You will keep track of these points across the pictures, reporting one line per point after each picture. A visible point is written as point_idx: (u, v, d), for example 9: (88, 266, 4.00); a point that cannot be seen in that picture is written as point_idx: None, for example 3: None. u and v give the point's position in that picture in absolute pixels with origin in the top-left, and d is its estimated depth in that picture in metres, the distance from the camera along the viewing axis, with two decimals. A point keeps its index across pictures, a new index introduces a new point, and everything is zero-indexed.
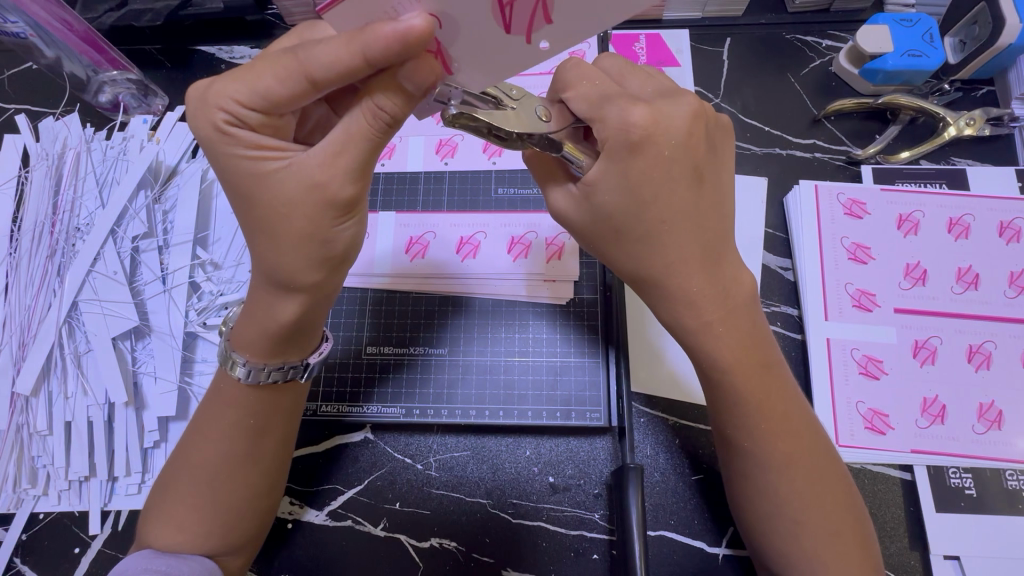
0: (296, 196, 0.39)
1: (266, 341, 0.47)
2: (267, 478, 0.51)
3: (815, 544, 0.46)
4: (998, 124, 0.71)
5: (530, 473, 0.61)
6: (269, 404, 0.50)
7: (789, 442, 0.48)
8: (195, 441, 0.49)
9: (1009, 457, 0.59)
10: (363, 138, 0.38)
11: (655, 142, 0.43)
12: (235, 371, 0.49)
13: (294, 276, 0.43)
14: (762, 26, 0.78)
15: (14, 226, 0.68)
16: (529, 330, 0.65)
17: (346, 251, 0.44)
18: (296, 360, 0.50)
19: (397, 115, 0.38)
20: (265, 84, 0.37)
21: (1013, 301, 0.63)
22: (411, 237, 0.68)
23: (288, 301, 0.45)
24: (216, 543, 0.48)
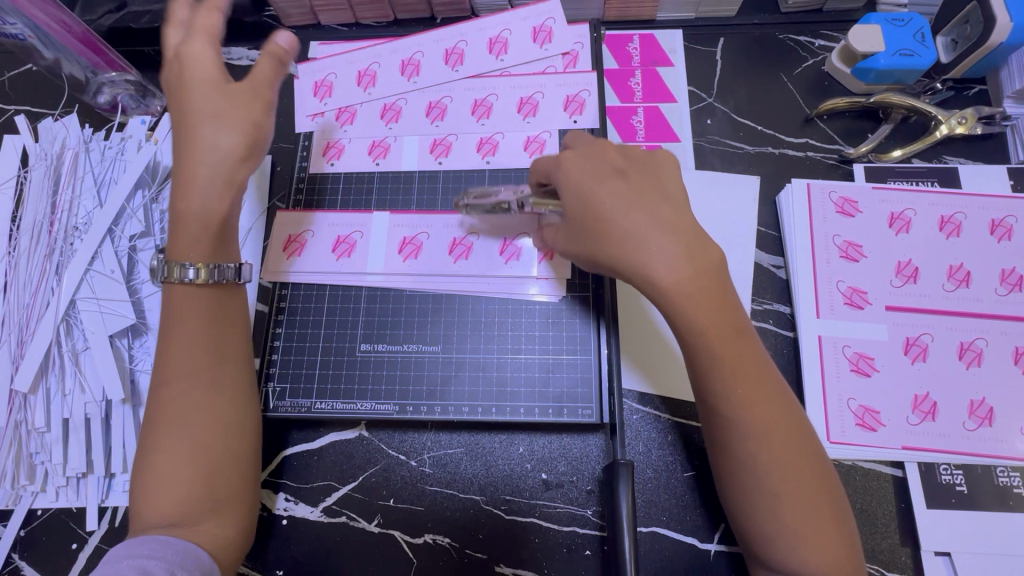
0: (239, 91, 0.53)
1: (200, 237, 0.52)
2: (233, 416, 0.52)
3: (790, 525, 0.45)
4: (990, 122, 0.71)
5: (523, 469, 0.62)
6: (221, 311, 0.54)
7: (753, 416, 0.45)
8: (162, 381, 0.50)
9: (1000, 454, 0.59)
10: (269, 67, 0.54)
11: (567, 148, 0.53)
12: (181, 275, 0.52)
13: (223, 151, 0.52)
14: (755, 26, 0.78)
15: (13, 225, 0.69)
16: (522, 327, 0.65)
17: (261, 147, 0.54)
18: (228, 265, 0.54)
19: (289, 50, 0.55)
20: (213, 25, 0.54)
21: (1005, 299, 0.64)
22: (405, 237, 0.68)
23: (217, 195, 0.52)
24: (190, 502, 0.48)
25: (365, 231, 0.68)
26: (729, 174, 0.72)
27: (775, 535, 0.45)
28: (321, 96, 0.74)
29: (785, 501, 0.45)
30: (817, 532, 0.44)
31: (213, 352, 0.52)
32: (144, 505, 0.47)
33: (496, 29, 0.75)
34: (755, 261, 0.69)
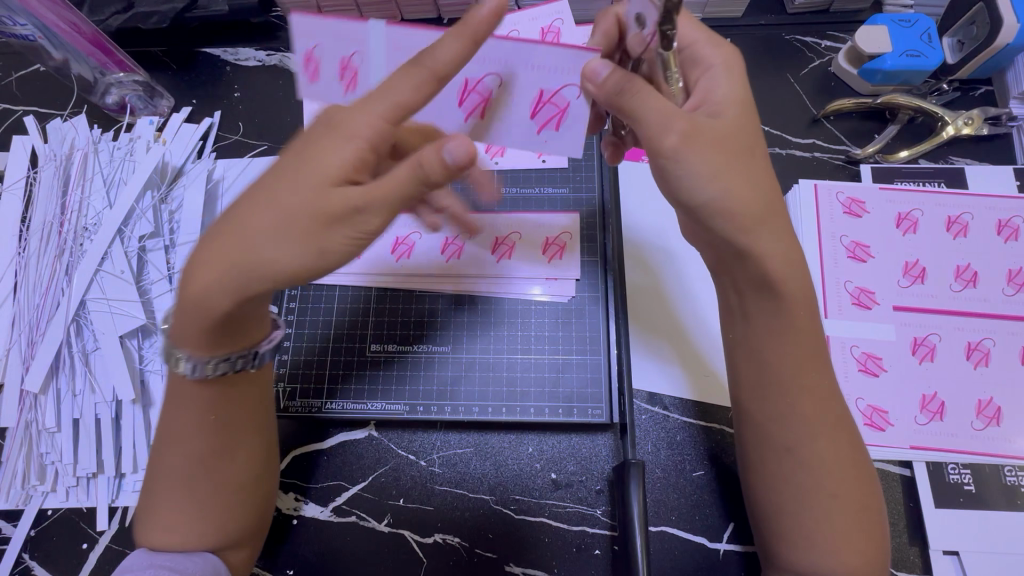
0: (302, 199, 0.39)
1: (203, 334, 0.42)
2: (250, 470, 0.51)
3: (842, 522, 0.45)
4: (996, 123, 0.71)
5: (533, 469, 0.62)
6: (226, 397, 0.48)
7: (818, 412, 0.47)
8: (168, 444, 0.48)
9: (1007, 453, 0.60)
10: (397, 184, 0.40)
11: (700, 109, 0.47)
12: (179, 367, 0.45)
13: (266, 273, 0.39)
14: (761, 27, 0.79)
15: (22, 226, 0.69)
16: (531, 328, 0.66)
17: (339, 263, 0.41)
18: (241, 350, 0.46)
19: (436, 174, 0.40)
20: (392, 74, 0.42)
21: (1012, 299, 0.64)
22: (398, 237, 0.69)
23: (219, 293, 0.39)
24: (210, 541, 0.49)
25: (422, 233, 0.69)
26: None
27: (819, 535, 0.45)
28: None
29: (839, 500, 0.46)
30: (861, 533, 0.45)
31: (218, 422, 0.48)
32: (149, 535, 0.49)
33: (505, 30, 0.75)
34: None
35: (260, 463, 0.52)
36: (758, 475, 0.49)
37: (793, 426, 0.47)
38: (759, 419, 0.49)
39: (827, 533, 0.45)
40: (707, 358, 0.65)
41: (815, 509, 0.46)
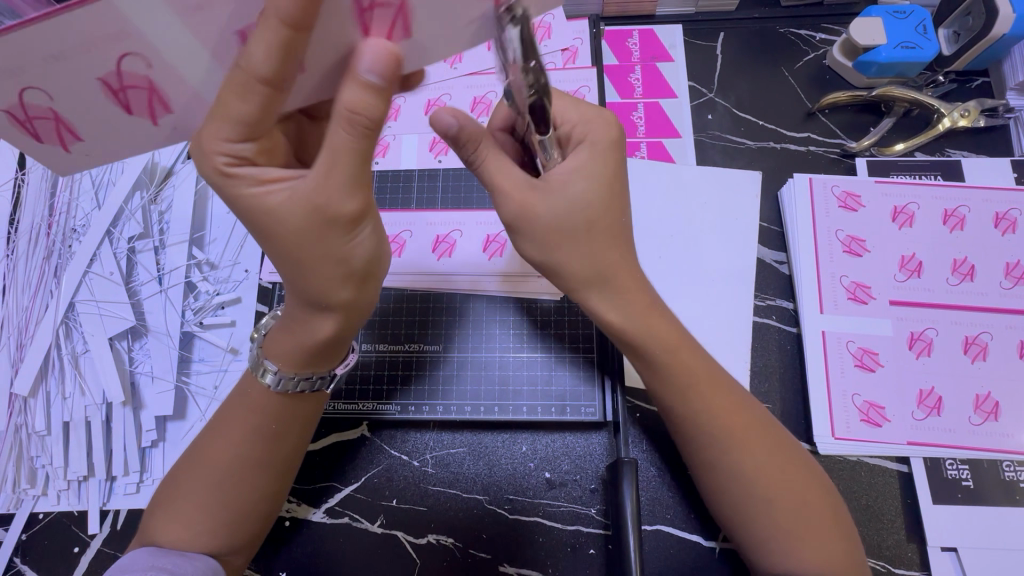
0: (304, 224, 0.40)
1: (298, 351, 0.48)
2: (278, 480, 0.51)
3: (790, 524, 0.46)
4: (993, 115, 0.70)
5: (526, 469, 0.61)
6: (290, 409, 0.50)
7: (742, 420, 0.49)
8: (214, 442, 0.49)
9: (1006, 448, 0.59)
10: (350, 150, 0.38)
11: (594, 143, 0.49)
12: (265, 378, 0.49)
13: (324, 293, 0.44)
14: (755, 20, 0.78)
15: (11, 228, 0.69)
16: (523, 327, 0.65)
17: (369, 266, 0.44)
18: (323, 372, 0.51)
19: (377, 119, 0.38)
20: (233, 110, 0.37)
21: (1009, 292, 0.63)
22: (388, 236, 0.68)
23: (322, 318, 0.46)
24: (219, 542, 0.49)
25: (414, 231, 0.68)
26: (731, 169, 0.71)
27: (771, 536, 0.46)
28: None
29: (779, 509, 0.46)
30: (823, 537, 0.46)
31: (275, 433, 0.50)
32: (160, 530, 0.48)
33: None
34: (758, 256, 0.68)
35: (292, 476, 0.53)
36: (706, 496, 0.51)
37: (723, 445, 0.48)
38: (693, 432, 0.50)
39: (787, 540, 0.46)
40: None
41: (765, 515, 0.47)
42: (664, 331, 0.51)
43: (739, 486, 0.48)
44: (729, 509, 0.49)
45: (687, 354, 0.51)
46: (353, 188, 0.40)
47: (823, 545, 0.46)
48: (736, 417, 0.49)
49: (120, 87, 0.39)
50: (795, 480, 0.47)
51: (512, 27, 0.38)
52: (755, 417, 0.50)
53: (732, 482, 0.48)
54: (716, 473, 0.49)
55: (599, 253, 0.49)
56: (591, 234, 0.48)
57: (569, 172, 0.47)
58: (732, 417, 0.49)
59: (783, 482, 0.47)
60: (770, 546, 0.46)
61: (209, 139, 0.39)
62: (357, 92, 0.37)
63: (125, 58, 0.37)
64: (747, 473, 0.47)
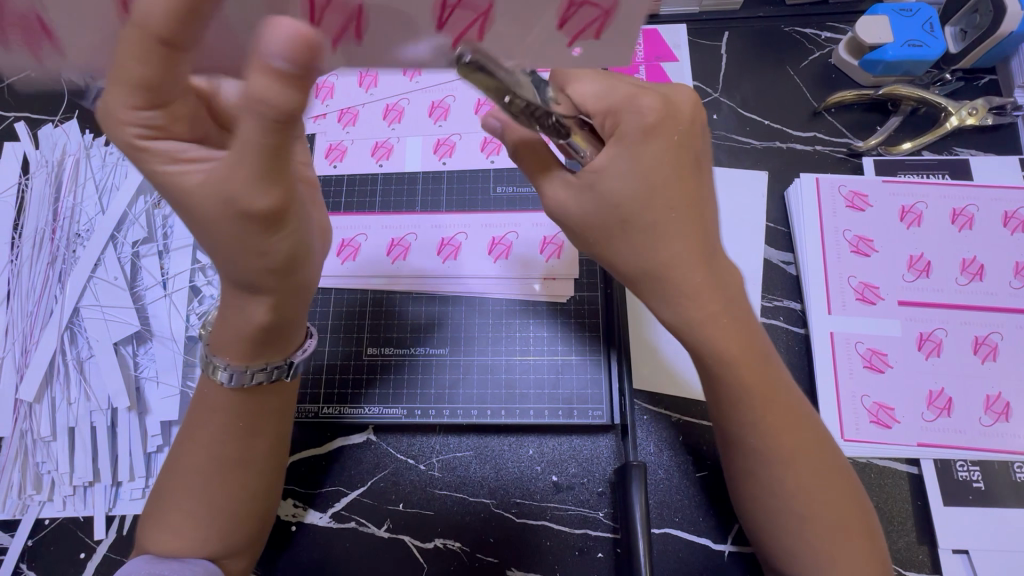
0: (217, 214, 0.37)
1: (240, 343, 0.46)
2: (262, 479, 0.51)
3: (823, 540, 0.46)
4: (1001, 113, 0.70)
5: (533, 472, 0.61)
6: (255, 406, 0.50)
7: (792, 436, 0.47)
8: (187, 447, 0.49)
9: (1017, 449, 0.58)
10: (254, 145, 0.33)
11: (650, 122, 0.43)
12: (217, 376, 0.48)
13: (253, 280, 0.42)
14: (760, 19, 0.77)
15: (15, 233, 0.69)
16: (530, 329, 0.65)
17: (290, 261, 0.41)
18: (278, 360, 0.50)
19: (286, 107, 0.31)
20: (132, 72, 0.35)
21: (1019, 291, 0.63)
22: (392, 239, 0.68)
23: (256, 303, 0.44)
24: (216, 547, 0.48)
25: (419, 234, 0.68)
26: (737, 169, 0.71)
27: (799, 547, 0.47)
28: (324, 98, 0.75)
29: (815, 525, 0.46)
30: (855, 544, 0.46)
31: (244, 431, 0.49)
32: (159, 540, 0.48)
33: None
34: (765, 256, 0.68)
35: (274, 475, 0.52)
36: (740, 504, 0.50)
37: (763, 459, 0.47)
38: (741, 443, 0.48)
39: (816, 546, 0.46)
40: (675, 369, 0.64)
41: (797, 530, 0.47)
42: (723, 334, 0.46)
43: (776, 499, 0.47)
44: (761, 521, 0.49)
45: (748, 367, 0.46)
46: (266, 183, 0.35)
47: (854, 553, 0.46)
48: (784, 433, 0.47)
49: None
50: (835, 495, 0.47)
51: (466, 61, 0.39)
52: (807, 432, 0.48)
53: (770, 495, 0.47)
54: (755, 485, 0.48)
55: (652, 247, 0.44)
56: (630, 226, 0.44)
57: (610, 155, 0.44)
58: (775, 432, 0.47)
59: (822, 496, 0.46)
60: (798, 557, 0.47)
61: (116, 109, 0.37)
62: (259, 78, 0.31)
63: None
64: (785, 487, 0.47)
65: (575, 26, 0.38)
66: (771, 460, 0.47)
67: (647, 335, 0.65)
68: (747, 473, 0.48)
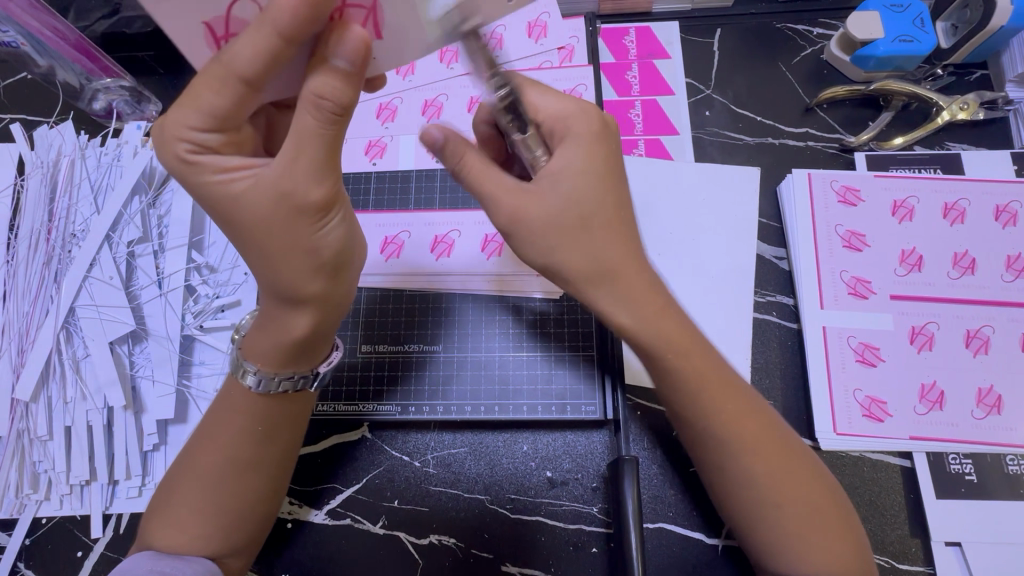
0: (272, 210, 0.40)
1: (275, 350, 0.47)
2: (274, 481, 0.51)
3: (796, 529, 0.46)
4: (993, 107, 0.71)
5: (528, 468, 0.61)
6: (281, 409, 0.50)
7: (751, 425, 0.47)
8: (203, 446, 0.49)
9: (1008, 442, 0.59)
10: (316, 133, 0.38)
11: (576, 133, 0.46)
12: (246, 380, 0.49)
13: (299, 287, 0.43)
14: (752, 16, 0.77)
15: (11, 234, 0.69)
16: (523, 326, 0.65)
17: (339, 257, 0.44)
18: (305, 370, 0.50)
19: (346, 104, 0.38)
20: (208, 101, 0.37)
21: (1011, 285, 0.63)
22: (387, 237, 0.68)
23: (299, 314, 0.46)
24: (217, 545, 0.49)
25: (413, 233, 0.68)
26: (729, 166, 0.71)
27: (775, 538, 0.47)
28: None
29: (787, 513, 0.46)
30: (829, 530, 0.46)
31: (260, 436, 0.49)
32: (157, 537, 0.48)
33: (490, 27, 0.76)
34: (758, 252, 0.68)
35: (284, 477, 0.53)
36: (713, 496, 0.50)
37: (726, 451, 0.47)
38: (711, 440, 0.48)
39: (789, 534, 0.46)
40: None
41: (773, 521, 0.46)
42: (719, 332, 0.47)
43: (745, 490, 0.47)
44: (736, 514, 0.48)
45: (697, 357, 0.47)
46: (322, 173, 0.39)
47: (831, 541, 0.46)
48: (739, 423, 0.47)
49: (223, 34, 0.38)
50: (801, 480, 0.47)
51: (440, 61, 0.40)
52: (765, 417, 0.48)
53: (741, 488, 0.47)
54: (724, 478, 0.48)
55: (600, 245, 0.45)
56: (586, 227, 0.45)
57: (563, 160, 0.45)
58: (740, 420, 0.47)
59: (789, 485, 0.47)
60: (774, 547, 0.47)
61: (171, 125, 0.38)
62: (323, 78, 0.37)
63: (237, 4, 0.36)
64: (753, 477, 0.46)
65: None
66: (739, 450, 0.47)
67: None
68: (717, 467, 0.48)
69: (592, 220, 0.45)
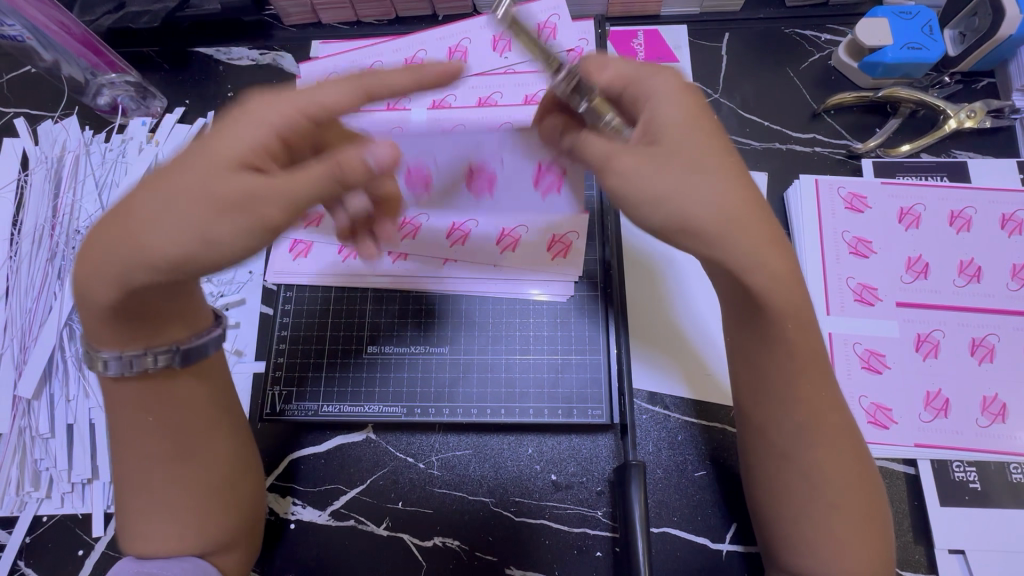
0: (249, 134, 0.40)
1: (133, 323, 0.43)
2: (220, 470, 0.50)
3: (844, 531, 0.45)
4: (999, 116, 0.70)
5: (532, 471, 0.61)
6: (173, 392, 0.48)
7: (827, 416, 0.46)
8: (119, 455, 0.47)
9: (1013, 450, 0.59)
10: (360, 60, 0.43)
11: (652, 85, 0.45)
12: (104, 367, 0.45)
13: (234, 180, 0.38)
14: (761, 21, 0.78)
15: (14, 229, 0.68)
16: (530, 328, 0.65)
17: (311, 200, 0.41)
18: (169, 343, 0.46)
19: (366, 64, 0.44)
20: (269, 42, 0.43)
21: (1016, 293, 0.63)
22: (404, 219, 0.67)
23: (200, 262, 0.39)
24: (192, 543, 0.48)
25: (430, 217, 0.67)
26: None
27: (825, 538, 0.45)
28: None
29: (840, 513, 0.45)
30: (874, 535, 0.46)
31: (158, 422, 0.47)
32: (134, 541, 0.48)
33: (499, 26, 0.75)
34: None
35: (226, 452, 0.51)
36: (764, 484, 0.49)
37: (801, 442, 0.45)
38: (792, 427, 0.46)
39: (841, 538, 0.45)
40: (703, 360, 0.64)
41: (823, 519, 0.45)
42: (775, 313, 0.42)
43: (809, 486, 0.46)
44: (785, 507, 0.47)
45: (795, 333, 0.44)
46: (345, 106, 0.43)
47: (872, 543, 0.45)
48: (811, 412, 0.45)
49: None
50: (858, 481, 0.46)
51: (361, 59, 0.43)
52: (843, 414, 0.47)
53: (805, 480, 0.46)
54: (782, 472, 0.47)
55: (669, 181, 0.40)
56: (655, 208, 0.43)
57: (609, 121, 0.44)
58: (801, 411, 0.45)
59: (848, 483, 0.45)
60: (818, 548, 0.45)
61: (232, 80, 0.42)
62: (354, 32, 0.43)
63: None
64: (818, 474, 0.45)
65: None
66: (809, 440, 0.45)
67: (653, 310, 0.66)
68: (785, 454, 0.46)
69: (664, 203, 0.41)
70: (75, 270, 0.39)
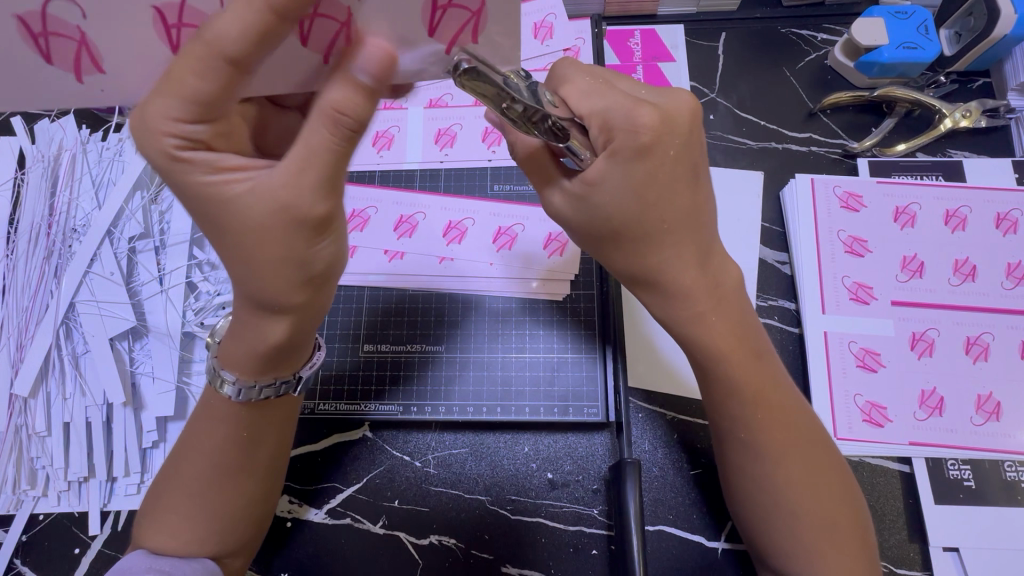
0: (266, 220, 0.38)
1: (251, 359, 0.45)
2: (263, 484, 0.51)
3: (814, 539, 0.46)
4: (994, 115, 0.70)
5: (529, 469, 0.61)
6: (261, 417, 0.49)
7: (783, 434, 0.48)
8: (184, 454, 0.49)
9: (1008, 448, 0.59)
10: (326, 150, 0.36)
11: (660, 144, 0.43)
12: (225, 390, 0.47)
13: (280, 298, 0.41)
14: (757, 20, 0.78)
15: (10, 228, 0.68)
16: (526, 327, 0.65)
17: (329, 267, 0.43)
18: (286, 375, 0.49)
19: (360, 116, 0.36)
20: (190, 88, 0.34)
21: (1011, 292, 0.63)
22: (401, 215, 0.68)
23: (276, 322, 0.44)
24: (214, 547, 0.48)
25: (427, 213, 0.68)
26: (733, 170, 0.71)
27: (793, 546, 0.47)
28: None
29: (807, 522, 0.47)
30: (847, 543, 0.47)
31: (245, 438, 0.49)
32: (152, 539, 0.48)
33: None
34: (760, 257, 0.68)
35: (278, 472, 0.53)
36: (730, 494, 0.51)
37: (756, 457, 0.48)
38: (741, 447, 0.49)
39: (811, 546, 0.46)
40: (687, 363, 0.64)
41: (791, 528, 0.47)
42: (726, 338, 0.48)
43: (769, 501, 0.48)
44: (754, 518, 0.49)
45: (740, 370, 0.48)
46: (321, 190, 0.37)
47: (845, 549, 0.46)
48: (770, 429, 0.48)
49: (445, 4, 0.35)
50: (826, 493, 0.47)
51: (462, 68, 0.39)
52: (803, 427, 0.49)
53: (762, 492, 0.48)
54: (746, 479, 0.49)
55: (644, 256, 0.46)
56: (622, 239, 0.46)
57: (604, 170, 0.43)
58: (778, 437, 0.48)
59: (817, 501, 0.47)
60: (787, 552, 0.47)
61: (156, 118, 0.35)
62: (342, 89, 0.35)
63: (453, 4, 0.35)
64: (779, 487, 0.47)
65: (447, 29, 0.37)
66: (766, 455, 0.48)
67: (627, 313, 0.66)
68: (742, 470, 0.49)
69: (626, 233, 0.45)
70: (241, 339, 0.45)
